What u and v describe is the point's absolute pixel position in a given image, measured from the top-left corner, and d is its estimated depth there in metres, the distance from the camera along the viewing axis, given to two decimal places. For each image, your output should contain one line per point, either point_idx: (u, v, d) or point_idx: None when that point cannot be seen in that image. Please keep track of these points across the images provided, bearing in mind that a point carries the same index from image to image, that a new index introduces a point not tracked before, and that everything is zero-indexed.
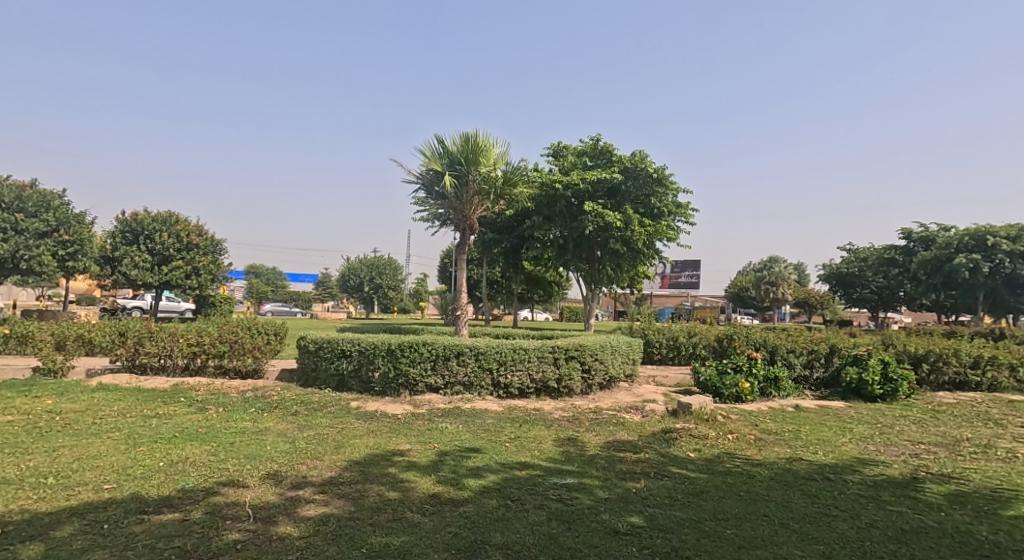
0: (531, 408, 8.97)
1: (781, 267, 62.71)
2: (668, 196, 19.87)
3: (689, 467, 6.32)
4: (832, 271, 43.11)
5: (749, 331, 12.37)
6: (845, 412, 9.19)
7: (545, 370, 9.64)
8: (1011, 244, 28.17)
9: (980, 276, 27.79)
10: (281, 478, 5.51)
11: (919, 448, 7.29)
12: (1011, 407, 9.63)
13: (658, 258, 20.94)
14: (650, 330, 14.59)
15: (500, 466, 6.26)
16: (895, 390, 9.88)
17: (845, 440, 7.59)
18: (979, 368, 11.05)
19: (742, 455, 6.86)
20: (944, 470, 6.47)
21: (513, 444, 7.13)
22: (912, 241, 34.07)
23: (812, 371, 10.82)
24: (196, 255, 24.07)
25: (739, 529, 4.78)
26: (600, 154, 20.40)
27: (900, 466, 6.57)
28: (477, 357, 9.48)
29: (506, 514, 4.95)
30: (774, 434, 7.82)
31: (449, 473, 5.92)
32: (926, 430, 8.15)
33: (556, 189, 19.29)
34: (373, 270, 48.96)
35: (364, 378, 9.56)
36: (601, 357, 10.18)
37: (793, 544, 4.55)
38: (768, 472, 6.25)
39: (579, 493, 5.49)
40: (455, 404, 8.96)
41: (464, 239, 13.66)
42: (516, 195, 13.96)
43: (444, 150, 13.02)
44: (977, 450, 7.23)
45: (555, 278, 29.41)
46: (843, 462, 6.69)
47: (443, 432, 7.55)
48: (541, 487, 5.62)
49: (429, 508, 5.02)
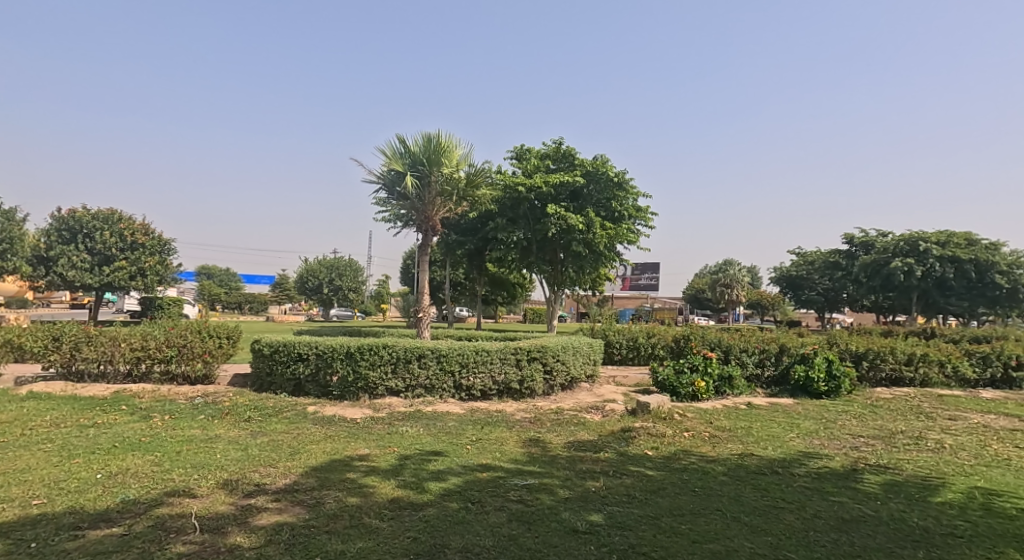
0: (493, 410, 8.90)
1: (735, 268, 64.50)
2: (628, 200, 20.13)
3: (647, 465, 6.35)
4: (782, 273, 44.33)
5: (705, 332, 12.61)
6: (793, 407, 9.43)
7: (507, 371, 9.59)
8: (941, 249, 29.54)
9: (913, 279, 29.08)
10: (232, 487, 5.32)
11: (858, 441, 7.50)
12: (941, 402, 10.14)
13: (620, 260, 21.15)
14: (610, 331, 14.73)
15: (461, 469, 6.15)
16: (838, 386, 10.19)
17: (792, 435, 7.75)
18: (913, 364, 11.59)
19: (697, 451, 6.93)
20: (880, 460, 6.67)
21: (474, 446, 7.04)
22: (854, 246, 35.73)
23: (762, 370, 11.00)
24: (142, 255, 23.19)
25: (694, 524, 4.79)
26: (562, 158, 20.62)
27: (841, 458, 6.74)
28: (439, 360, 9.36)
29: (466, 517, 4.85)
30: (727, 431, 7.93)
31: (410, 477, 5.81)
32: (866, 423, 8.43)
33: (519, 192, 19.33)
34: (333, 271, 47.79)
35: (322, 382, 9.34)
36: (562, 358, 10.20)
37: (743, 536, 4.59)
38: (721, 468, 6.32)
39: (540, 494, 5.44)
40: (416, 407, 8.83)
41: (426, 241, 13.50)
42: (478, 197, 13.90)
43: (405, 150, 12.91)
44: (912, 442, 7.49)
45: (518, 279, 29.49)
46: (790, 456, 6.82)
47: (404, 435, 7.42)
48: (502, 489, 5.55)
49: (388, 513, 4.90)
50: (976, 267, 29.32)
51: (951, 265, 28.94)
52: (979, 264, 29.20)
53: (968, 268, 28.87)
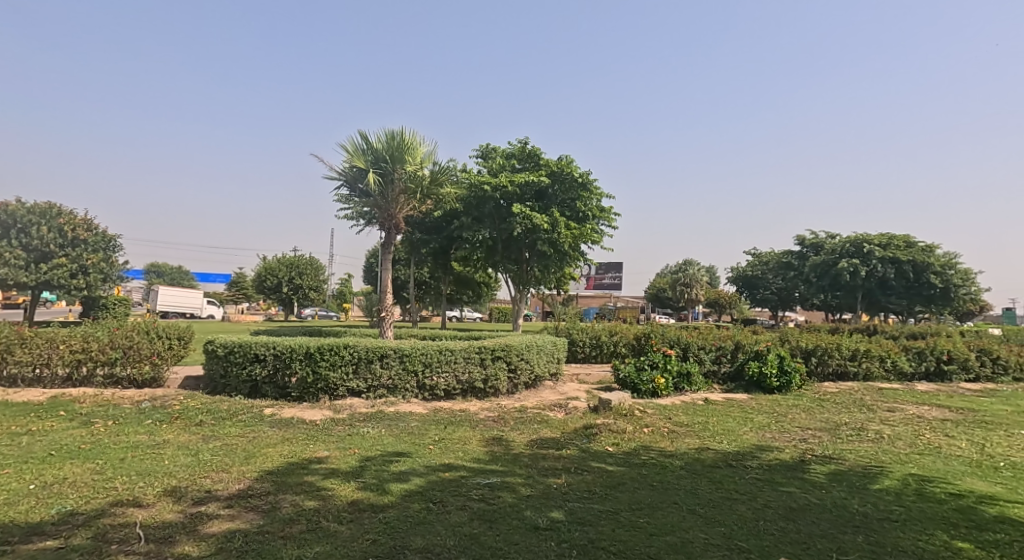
0: (456, 409, 8.79)
1: (696, 268, 65.67)
2: (593, 201, 20.26)
3: (608, 461, 6.35)
4: (739, 273, 45.29)
5: (665, 329, 12.80)
6: (748, 402, 9.61)
7: (472, 371, 9.50)
8: (883, 250, 30.64)
9: (858, 279, 30.38)
10: (181, 494, 5.09)
11: (806, 433, 7.73)
12: (881, 394, 10.65)
13: (584, 260, 21.28)
14: (574, 329, 14.77)
15: (423, 469, 6.03)
16: (789, 382, 10.46)
17: (746, 429, 7.88)
18: (856, 359, 12.03)
19: (656, 446, 6.97)
20: (825, 451, 6.92)
21: (437, 446, 6.91)
22: (806, 247, 36.82)
23: (719, 366, 11.18)
24: (83, 252, 22.45)
25: (653, 517, 4.82)
26: (528, 157, 20.64)
27: (791, 450, 6.93)
28: (402, 359, 9.21)
29: (427, 518, 4.74)
30: (686, 426, 8.00)
31: (371, 479, 5.66)
32: (814, 417, 8.68)
33: (484, 190, 19.23)
34: (292, 269, 46.09)
35: (280, 383, 9.08)
36: (527, 357, 10.17)
37: (698, 528, 4.66)
38: (679, 462, 6.37)
39: (502, 492, 5.37)
40: (378, 407, 8.66)
41: (389, 239, 13.28)
42: (443, 195, 13.76)
43: (368, 147, 12.67)
44: (855, 434, 7.78)
45: (484, 279, 29.41)
46: (745, 449, 6.94)
47: (365, 436, 7.25)
48: (464, 488, 5.46)
49: (347, 516, 4.75)
50: (913, 267, 30.07)
51: (891, 266, 30.01)
52: (916, 266, 29.94)
53: (907, 268, 29.86)
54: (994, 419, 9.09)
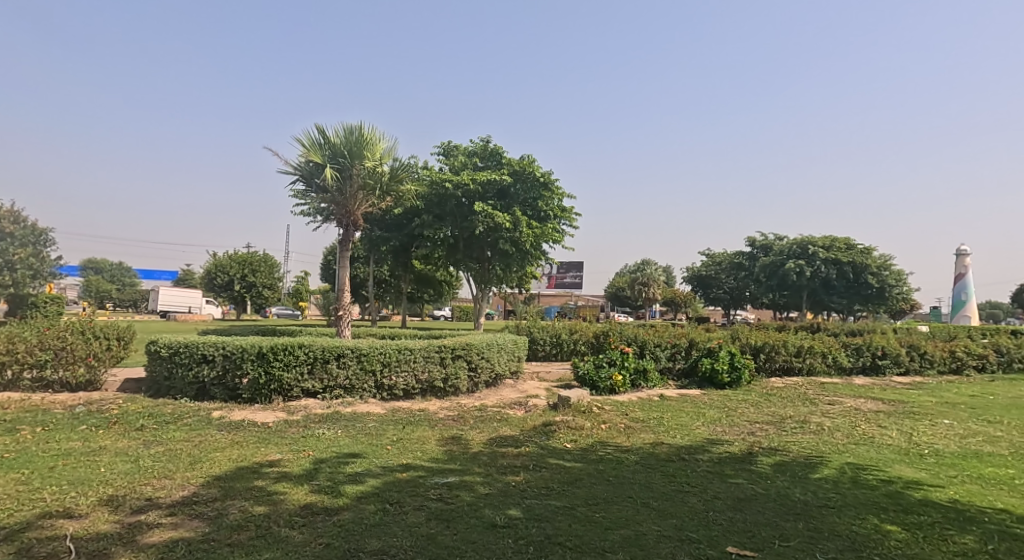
0: (415, 409, 8.61)
1: (654, 268, 66.74)
2: (554, 200, 20.30)
3: (565, 457, 6.36)
4: (692, 272, 46.09)
5: (623, 328, 12.91)
6: (700, 398, 9.74)
7: (431, 370, 9.33)
8: (826, 252, 31.90)
9: (803, 279, 31.50)
10: (118, 503, 4.79)
11: (754, 427, 7.90)
12: (824, 389, 11.00)
13: (546, 259, 21.27)
14: (535, 327, 14.73)
15: (379, 470, 5.86)
16: (740, 377, 10.56)
17: (699, 424, 7.98)
18: (801, 355, 12.37)
19: (613, 442, 7.00)
20: (771, 443, 7.16)
21: (394, 446, 6.74)
22: (755, 249, 37.77)
23: (674, 363, 11.29)
24: (10, 248, 22.25)
25: (607, 512, 4.92)
26: (490, 156, 20.56)
27: (739, 443, 7.13)
28: (359, 359, 8.98)
29: (383, 519, 4.60)
30: (642, 421, 8.04)
31: (325, 481, 5.46)
32: (762, 410, 8.87)
33: (445, 188, 19.05)
34: (245, 266, 44.85)
35: (229, 385, 8.72)
36: (487, 355, 10.06)
37: (651, 520, 4.78)
38: (634, 457, 6.46)
39: (460, 491, 5.29)
40: (334, 408, 8.41)
41: (347, 236, 12.96)
42: (404, 192, 13.53)
43: (325, 141, 12.39)
44: (799, 426, 8.02)
45: (445, 277, 29.17)
46: (697, 443, 7.06)
47: (320, 438, 7.02)
48: (422, 488, 5.35)
49: (299, 520, 4.56)
50: (853, 268, 31.54)
51: (833, 267, 31.31)
52: (855, 266, 31.44)
53: (848, 269, 31.26)
54: (923, 411, 9.55)
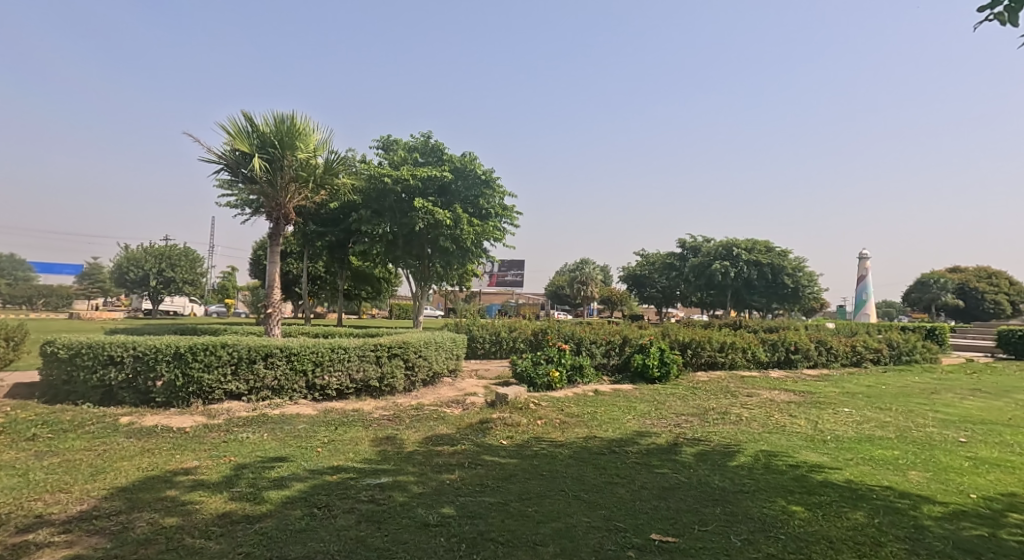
0: (349, 409, 8.18)
1: (592, 267, 67.66)
2: (496, 198, 20.03)
3: (500, 454, 6.22)
4: (628, 272, 47.15)
5: (561, 325, 12.86)
6: (632, 392, 9.73)
7: (367, 369, 8.92)
8: (749, 254, 33.20)
9: (728, 279, 32.68)
10: (3, 521, 4.24)
11: (680, 419, 7.95)
12: (744, 381, 11.30)
13: (487, 257, 21.00)
14: (474, 325, 14.44)
15: (305, 474, 5.50)
16: (668, 371, 10.75)
17: (630, 417, 7.94)
18: (724, 350, 12.63)
19: (548, 437, 6.88)
20: (694, 434, 7.23)
21: (325, 448, 6.34)
22: (685, 250, 38.81)
23: (608, 359, 11.24)
24: None
25: (540, 505, 4.89)
26: (431, 151, 20.14)
27: (665, 434, 7.15)
28: (289, 358, 8.45)
29: (309, 525, 4.34)
30: (576, 416, 7.94)
31: (247, 487, 5.06)
32: (687, 403, 8.95)
33: (384, 182, 18.48)
34: (162, 260, 42.18)
35: (140, 388, 8.00)
36: (425, 354, 9.73)
37: (582, 512, 4.79)
38: (567, 451, 6.40)
39: (392, 492, 5.08)
40: (260, 410, 7.88)
41: (277, 230, 12.23)
42: (340, 186, 12.94)
43: (254, 130, 11.68)
44: (720, 417, 8.14)
45: (383, 274, 28.45)
46: (626, 436, 7.04)
47: (243, 442, 6.52)
48: (352, 490, 5.09)
49: (217, 529, 4.22)
50: (772, 269, 32.96)
51: (755, 268, 32.61)
52: (774, 267, 32.84)
53: (768, 270, 32.63)
54: (825, 399, 9.99)
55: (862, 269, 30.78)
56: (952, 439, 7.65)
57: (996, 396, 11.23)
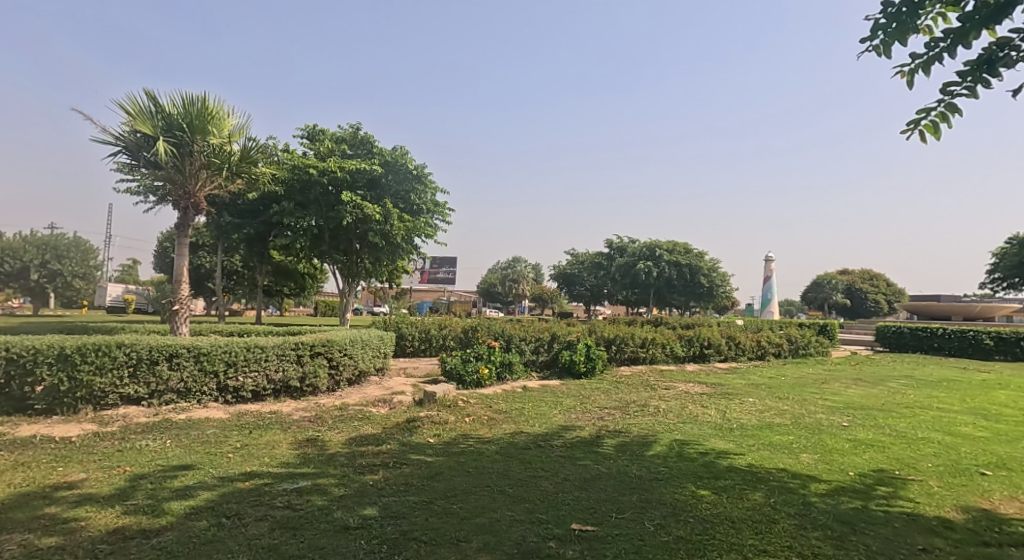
0: (266, 411, 7.44)
1: (524, 266, 67.72)
2: (428, 195, 19.33)
3: (427, 452, 5.79)
4: (559, 271, 47.43)
5: (490, 323, 12.44)
6: (560, 387, 9.48)
7: (286, 369, 8.17)
8: (670, 254, 34.05)
9: (650, 279, 33.38)
10: None
11: (602, 412, 7.73)
12: (662, 374, 11.38)
13: (418, 253, 20.31)
14: (403, 323, 13.79)
15: (212, 482, 4.88)
16: (594, 367, 10.54)
17: (556, 412, 7.64)
18: (646, 346, 12.65)
19: (475, 434, 6.47)
20: (615, 426, 7.01)
21: (238, 454, 5.67)
22: (612, 250, 39.46)
23: (537, 355, 10.90)
24: None
25: (465, 502, 4.59)
26: (360, 143, 19.25)
27: (589, 427, 6.90)
28: (198, 358, 7.57)
29: (217, 535, 3.93)
30: (504, 412, 7.57)
31: (145, 499, 4.46)
32: (612, 397, 8.77)
33: (309, 174, 17.45)
34: (44, 250, 38.88)
35: (14, 395, 6.85)
36: (350, 352, 9.08)
37: (505, 506, 4.53)
38: (494, 446, 6.03)
39: (311, 496, 4.63)
40: (164, 416, 7.00)
41: (185, 221, 11.19)
42: (260, 174, 11.91)
43: (158, 110, 10.52)
44: (639, 409, 7.96)
45: (307, 270, 27.14)
46: (552, 430, 6.73)
47: (142, 450, 5.73)
48: (267, 496, 4.60)
49: (106, 547, 3.75)
50: (690, 269, 33.91)
51: (674, 268, 33.48)
52: (692, 268, 33.82)
53: (686, 271, 33.57)
54: (733, 390, 10.13)
55: (768, 271, 32.07)
56: (836, 424, 7.82)
57: (874, 384, 11.81)
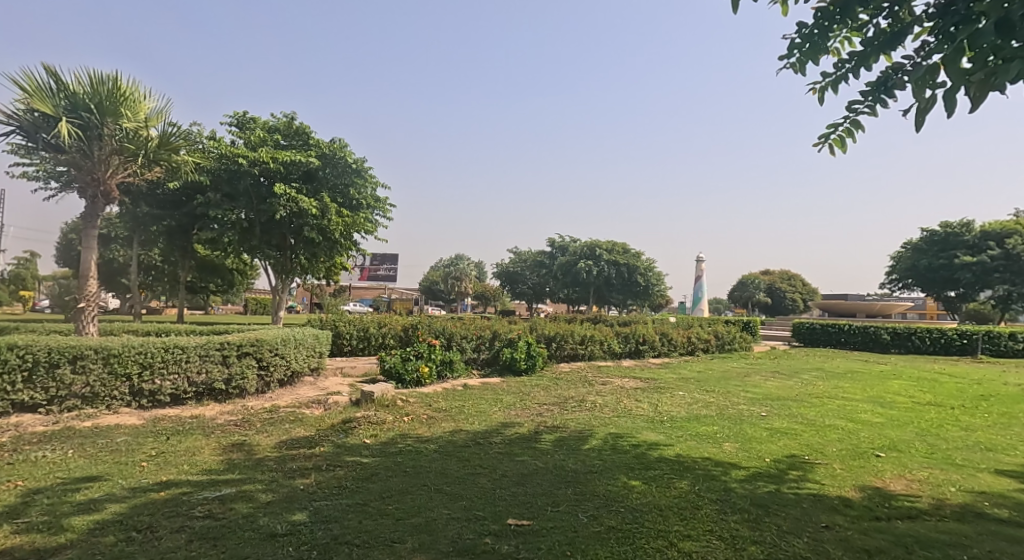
0: (187, 416, 6.62)
1: (467, 263, 66.97)
2: (368, 189, 18.61)
3: (363, 453, 5.26)
4: (502, 269, 46.99)
5: (432, 321, 11.91)
6: (499, 384, 9.12)
7: (211, 370, 7.30)
8: (609, 253, 34.32)
9: (590, 278, 33.54)
10: None
11: (540, 408, 7.39)
12: (600, 370, 11.25)
13: (358, 250, 19.46)
14: (340, 321, 12.99)
15: (121, 494, 4.22)
16: (535, 364, 10.28)
17: (495, 409, 7.24)
18: (584, 343, 12.46)
19: (413, 433, 5.97)
20: (552, 421, 6.67)
21: (153, 462, 4.96)
22: (555, 249, 39.50)
23: (478, 354, 10.48)
24: None
25: (401, 502, 4.15)
26: (295, 134, 18.13)
27: (527, 423, 6.53)
28: (107, 360, 6.60)
29: (126, 551, 3.43)
30: (444, 410, 7.10)
31: (41, 516, 3.83)
32: (551, 393, 8.46)
33: (239, 164, 16.30)
34: None
35: None
36: (282, 352, 8.26)
37: (441, 504, 4.13)
38: (433, 445, 5.55)
39: (235, 504, 4.09)
40: (66, 424, 6.05)
41: (94, 213, 9.73)
42: (182, 163, 10.46)
43: (60, 86, 8.92)
44: (576, 405, 7.68)
45: (237, 266, 25.63)
46: (491, 427, 6.31)
47: (37, 462, 4.92)
48: (185, 506, 4.03)
49: None
50: (628, 268, 34.32)
51: (613, 267, 33.78)
52: (630, 267, 34.24)
53: (625, 270, 33.94)
54: (665, 384, 10.04)
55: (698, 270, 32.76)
56: (755, 413, 7.77)
57: (787, 375, 12.10)
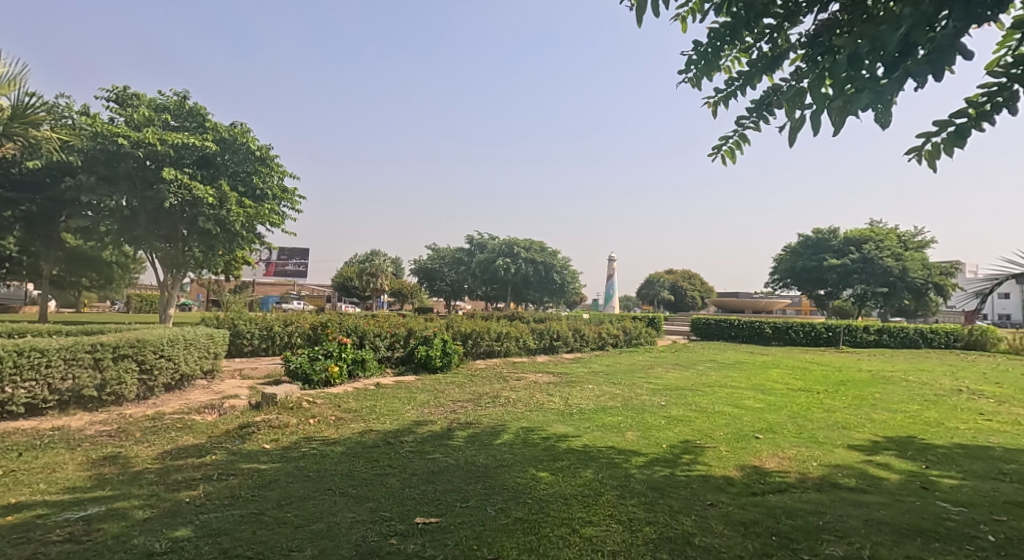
0: (45, 429, 5.47)
1: (381, 259, 65.00)
2: (273, 178, 17.34)
3: (261, 459, 4.59)
4: (419, 266, 45.77)
5: (343, 318, 11.11)
6: (413, 382, 8.56)
7: (79, 375, 6.08)
8: (526, 251, 34.37)
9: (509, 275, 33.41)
10: None
11: (455, 405, 6.93)
12: (516, 366, 10.96)
13: (261, 243, 18.08)
14: (239, 319, 11.81)
15: None
16: (451, 361, 9.80)
17: (409, 408, 6.70)
18: (500, 340, 12.12)
19: (320, 436, 5.34)
20: (466, 418, 6.25)
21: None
22: (472, 246, 39.08)
23: (393, 352, 9.84)
24: None
25: (303, 509, 3.59)
26: (187, 115, 16.45)
27: (441, 421, 6.06)
28: None
29: None
30: (354, 411, 6.48)
31: None
32: (466, 390, 8.02)
33: (117, 145, 14.48)
34: None
35: None
36: (168, 353, 7.15)
37: (346, 507, 3.60)
38: (340, 447, 4.95)
39: (103, 524, 3.36)
40: None
41: None
42: (42, 137, 8.63)
43: None
44: (491, 401, 7.30)
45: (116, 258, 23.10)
46: (403, 426, 5.79)
47: None
48: (38, 531, 3.27)
49: None
50: (545, 266, 34.63)
51: (530, 265, 33.89)
52: (546, 266, 34.59)
53: (542, 268, 34.19)
54: (577, 379, 9.90)
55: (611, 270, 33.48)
56: (655, 403, 7.74)
57: (686, 366, 12.46)
